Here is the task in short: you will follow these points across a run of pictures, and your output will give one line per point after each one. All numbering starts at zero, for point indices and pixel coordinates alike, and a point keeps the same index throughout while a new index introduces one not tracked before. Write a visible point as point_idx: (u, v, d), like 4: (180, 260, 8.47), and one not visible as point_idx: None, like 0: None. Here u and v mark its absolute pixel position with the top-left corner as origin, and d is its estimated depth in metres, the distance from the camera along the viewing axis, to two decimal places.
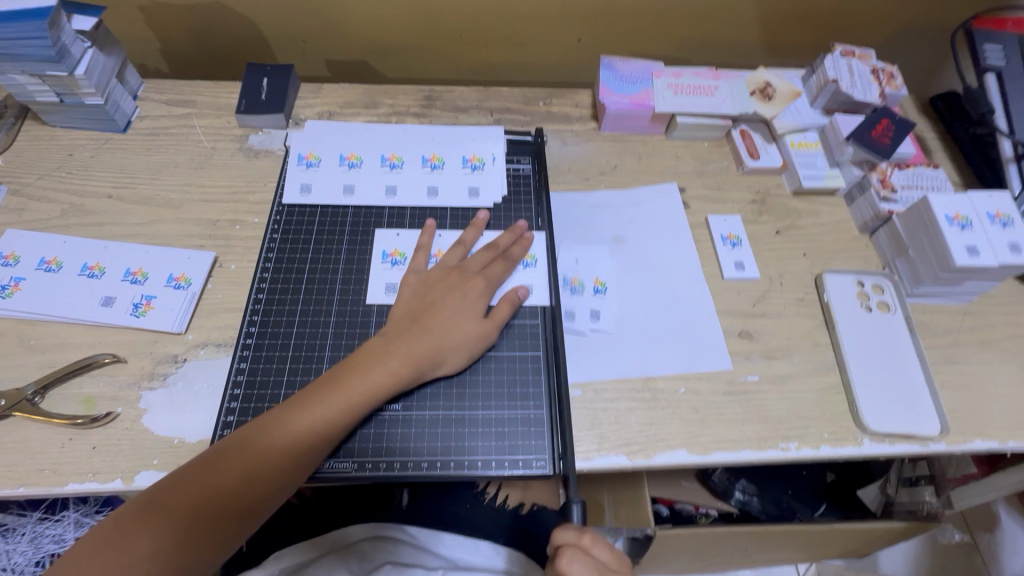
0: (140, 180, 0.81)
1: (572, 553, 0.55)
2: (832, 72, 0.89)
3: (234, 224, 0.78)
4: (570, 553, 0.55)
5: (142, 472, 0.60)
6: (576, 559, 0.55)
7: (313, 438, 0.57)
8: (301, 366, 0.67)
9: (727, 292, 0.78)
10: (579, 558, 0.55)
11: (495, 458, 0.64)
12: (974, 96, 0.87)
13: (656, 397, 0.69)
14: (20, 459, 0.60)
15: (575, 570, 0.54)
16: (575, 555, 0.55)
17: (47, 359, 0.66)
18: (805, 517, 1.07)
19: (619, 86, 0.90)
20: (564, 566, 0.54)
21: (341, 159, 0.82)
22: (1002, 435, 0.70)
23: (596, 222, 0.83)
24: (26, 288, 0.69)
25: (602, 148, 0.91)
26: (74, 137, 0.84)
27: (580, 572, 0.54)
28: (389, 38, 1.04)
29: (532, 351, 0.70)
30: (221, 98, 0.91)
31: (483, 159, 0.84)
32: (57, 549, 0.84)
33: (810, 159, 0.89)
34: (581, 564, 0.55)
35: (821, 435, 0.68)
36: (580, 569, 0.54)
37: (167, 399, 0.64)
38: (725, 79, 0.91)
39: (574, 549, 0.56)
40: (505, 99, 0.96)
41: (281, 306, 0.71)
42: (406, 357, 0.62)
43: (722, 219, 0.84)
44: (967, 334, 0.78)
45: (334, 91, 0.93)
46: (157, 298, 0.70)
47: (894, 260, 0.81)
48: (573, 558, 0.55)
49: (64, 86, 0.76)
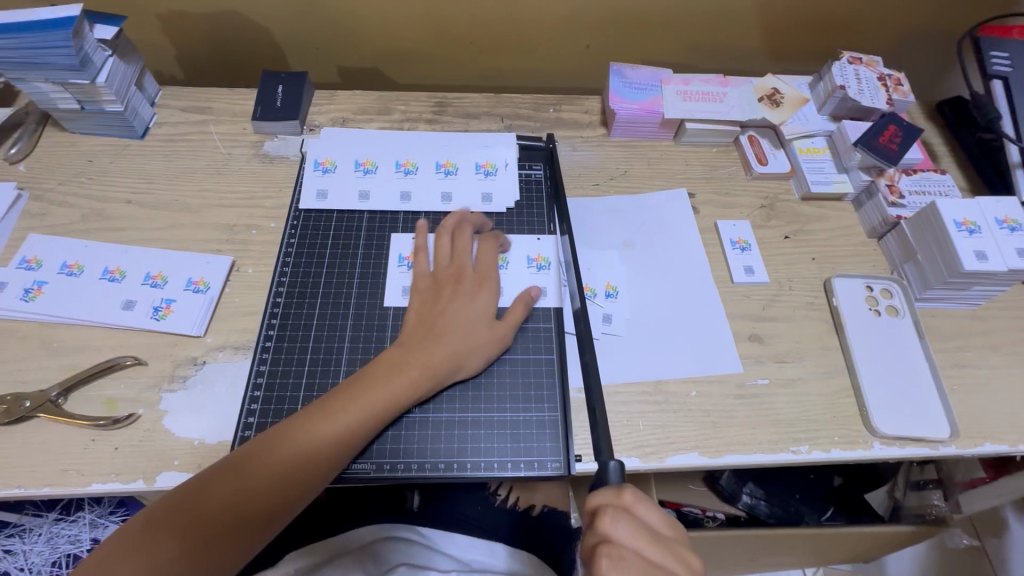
0: (158, 186, 0.82)
1: (614, 516, 0.51)
2: (839, 78, 0.90)
3: (250, 229, 0.79)
4: (613, 516, 0.51)
5: (163, 473, 0.61)
6: (619, 519, 0.50)
7: (336, 444, 0.58)
8: (319, 368, 0.68)
9: (736, 296, 0.79)
10: (623, 521, 0.50)
11: (510, 460, 0.65)
12: (981, 103, 0.88)
13: (667, 400, 0.70)
14: (44, 460, 0.61)
15: (619, 532, 0.50)
16: (618, 518, 0.50)
17: (69, 362, 0.67)
18: (812, 521, 1.08)
19: (629, 92, 0.91)
20: (608, 528, 0.50)
21: (356, 165, 0.84)
22: (1011, 438, 0.71)
23: (606, 227, 0.84)
24: (49, 291, 0.70)
25: (611, 154, 0.92)
26: (93, 144, 0.85)
27: (625, 533, 0.50)
28: (400, 45, 1.06)
29: (546, 354, 0.71)
30: (236, 104, 0.92)
31: (496, 165, 0.85)
32: (73, 549, 0.85)
33: (818, 165, 0.90)
34: (625, 528, 0.50)
35: (831, 438, 0.69)
36: (625, 532, 0.50)
37: (187, 401, 0.66)
38: (734, 85, 0.92)
39: (615, 509, 0.51)
40: (516, 105, 0.97)
41: (299, 309, 0.72)
42: (424, 363, 0.63)
43: (731, 224, 0.85)
44: (975, 338, 0.78)
45: (348, 97, 0.94)
46: (176, 301, 0.71)
47: (902, 264, 0.82)
48: (615, 520, 0.50)
49: (85, 93, 0.78)
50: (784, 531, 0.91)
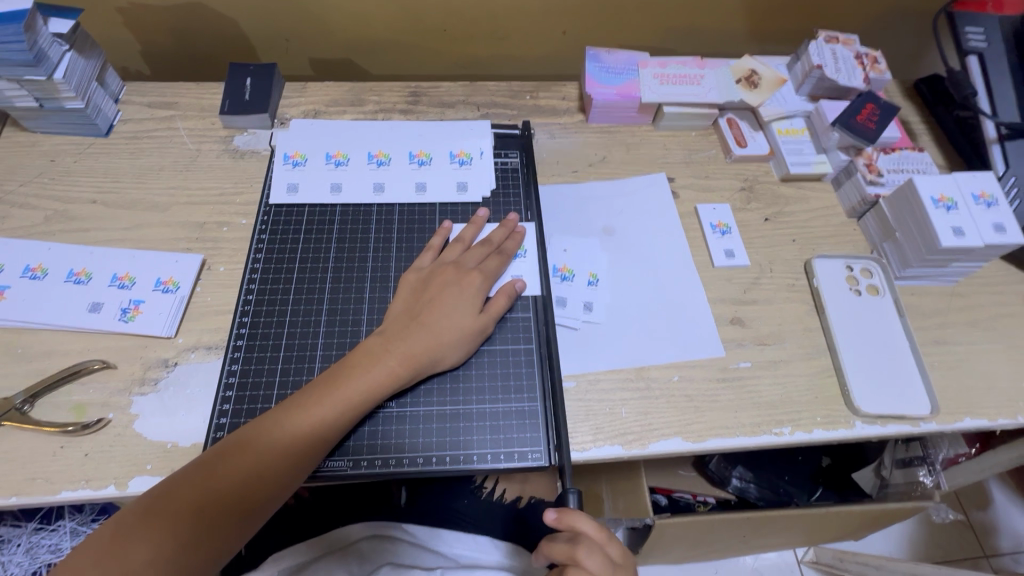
0: (125, 184, 0.80)
1: (590, 549, 0.53)
2: (816, 58, 0.89)
3: (221, 226, 0.77)
4: (590, 550, 0.53)
5: (136, 478, 0.59)
6: (594, 554, 0.53)
7: (312, 439, 0.57)
8: (293, 366, 0.67)
9: (718, 280, 0.79)
10: (598, 555, 0.53)
11: (490, 452, 0.64)
12: (957, 78, 0.87)
13: (650, 386, 0.69)
14: (10, 469, 0.59)
15: (590, 566, 0.53)
16: (593, 552, 0.53)
17: (35, 368, 0.65)
18: (802, 501, 1.08)
19: (605, 77, 0.89)
20: (583, 559, 0.53)
21: (327, 157, 0.82)
22: (992, 413, 0.71)
23: (586, 213, 0.83)
24: (11, 296, 0.68)
25: (589, 141, 0.91)
26: (55, 143, 0.82)
27: (594, 568, 0.53)
28: (373, 34, 1.03)
29: (525, 344, 0.70)
30: (204, 99, 0.90)
31: (471, 154, 0.84)
32: (53, 559, 0.83)
33: (797, 145, 0.89)
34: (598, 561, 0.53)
35: (814, 419, 0.69)
36: (596, 568, 0.53)
37: (158, 404, 0.64)
38: (711, 67, 0.91)
39: (593, 543, 0.54)
40: (492, 93, 0.95)
41: (271, 307, 0.71)
42: (404, 355, 0.62)
43: (711, 208, 0.84)
44: (955, 314, 0.78)
45: (319, 89, 0.92)
46: (145, 302, 0.69)
47: (881, 243, 0.82)
48: (591, 556, 0.53)
49: (43, 90, 0.75)
50: (773, 513, 0.91)
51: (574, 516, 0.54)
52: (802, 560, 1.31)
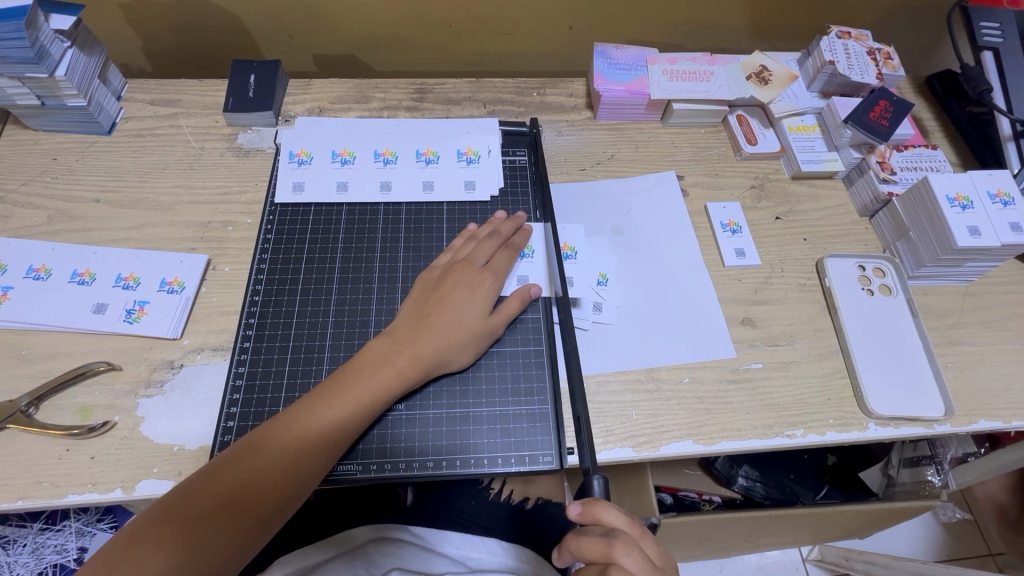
0: (128, 183, 0.79)
1: (627, 545, 0.50)
2: (828, 53, 0.88)
3: (225, 225, 0.77)
4: (628, 542, 0.50)
5: (142, 481, 0.59)
6: (631, 547, 0.50)
7: (324, 441, 0.56)
8: (301, 368, 0.66)
9: (728, 280, 0.78)
10: (636, 549, 0.50)
11: (501, 455, 0.63)
12: (972, 73, 0.86)
13: (660, 388, 0.69)
14: (16, 472, 0.59)
15: (631, 562, 0.49)
16: (631, 544, 0.50)
17: (39, 370, 0.64)
18: (808, 501, 1.08)
19: (614, 73, 0.88)
20: (620, 555, 0.49)
21: (333, 155, 0.80)
22: (1006, 414, 0.70)
23: (594, 213, 0.82)
24: (14, 297, 0.67)
25: (597, 138, 0.90)
26: (57, 141, 0.81)
27: (634, 564, 0.49)
28: (377, 30, 1.02)
29: (535, 346, 0.69)
30: (207, 96, 0.88)
31: (479, 152, 0.82)
32: (59, 559, 0.83)
33: (809, 143, 0.88)
34: (637, 558, 0.49)
35: (826, 421, 0.68)
36: (636, 562, 0.49)
37: (164, 407, 0.63)
38: (721, 63, 0.90)
39: (628, 536, 0.51)
40: (498, 90, 0.94)
41: (278, 308, 0.70)
42: (413, 355, 0.61)
43: (721, 206, 0.83)
44: (968, 314, 0.78)
45: (324, 86, 0.91)
46: (150, 303, 0.68)
47: (894, 242, 0.80)
48: (630, 548, 0.49)
49: (45, 88, 0.74)
50: (781, 514, 0.90)
51: (604, 507, 0.52)
52: (807, 558, 1.31)
